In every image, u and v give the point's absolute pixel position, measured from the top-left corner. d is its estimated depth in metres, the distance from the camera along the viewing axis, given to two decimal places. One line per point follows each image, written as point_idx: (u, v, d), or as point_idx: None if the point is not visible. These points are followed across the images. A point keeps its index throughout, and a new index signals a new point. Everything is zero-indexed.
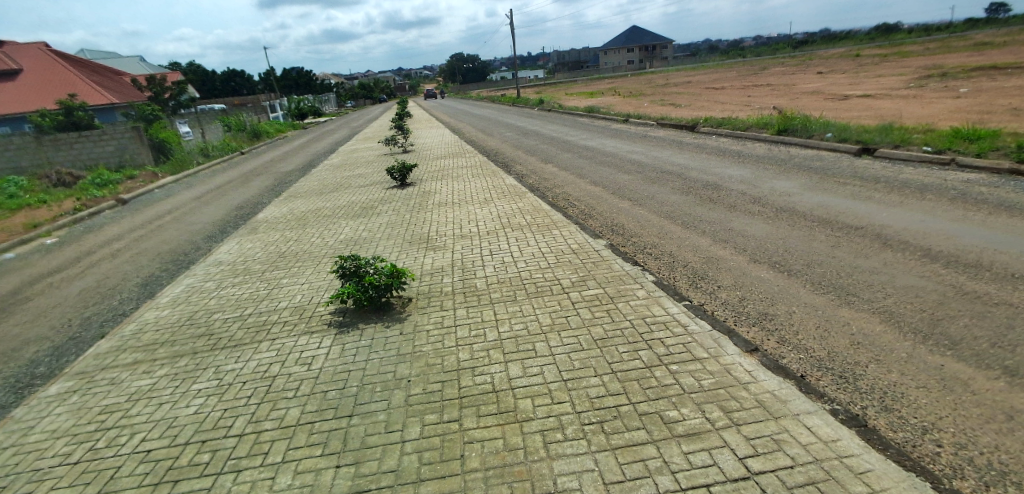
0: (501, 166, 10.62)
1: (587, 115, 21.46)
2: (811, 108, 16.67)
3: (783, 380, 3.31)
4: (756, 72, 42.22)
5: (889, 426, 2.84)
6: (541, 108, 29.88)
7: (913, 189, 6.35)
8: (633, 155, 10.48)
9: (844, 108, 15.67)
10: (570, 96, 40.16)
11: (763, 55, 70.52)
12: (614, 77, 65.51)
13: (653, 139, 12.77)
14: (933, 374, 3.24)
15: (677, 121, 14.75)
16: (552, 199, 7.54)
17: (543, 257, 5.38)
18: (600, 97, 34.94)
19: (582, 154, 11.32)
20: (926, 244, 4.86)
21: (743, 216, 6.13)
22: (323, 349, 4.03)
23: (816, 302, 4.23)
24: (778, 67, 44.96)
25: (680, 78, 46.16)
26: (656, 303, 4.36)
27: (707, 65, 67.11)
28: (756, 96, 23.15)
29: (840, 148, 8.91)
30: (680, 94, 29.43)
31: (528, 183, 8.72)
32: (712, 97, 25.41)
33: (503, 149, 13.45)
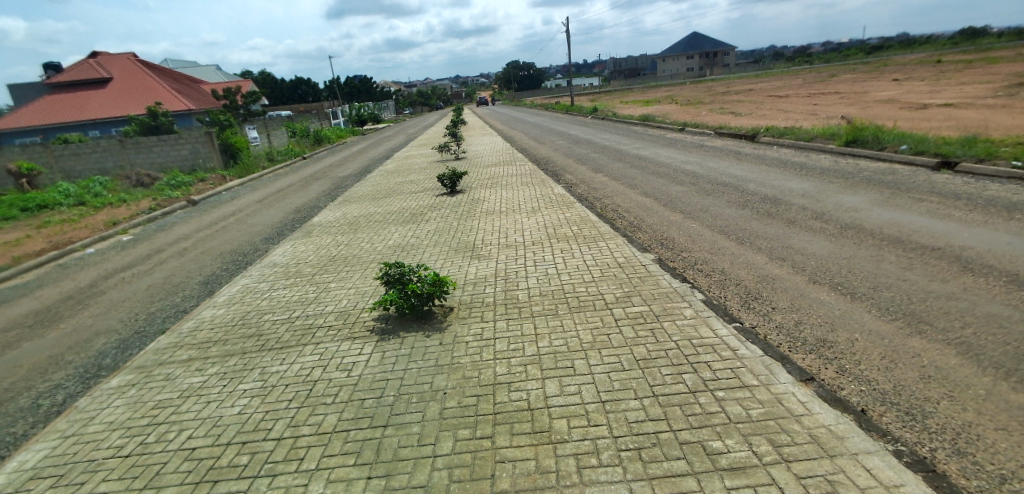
0: (549, 175, 10.54)
1: (641, 124, 21.01)
2: (885, 118, 15.55)
3: (841, 414, 3.06)
4: (822, 80, 40.07)
5: (962, 472, 2.56)
6: (592, 116, 29.58)
7: (999, 207, 5.77)
8: (686, 166, 10.13)
9: (923, 118, 14.51)
10: (622, 105, 39.71)
11: (831, 61, 66.72)
12: (669, 85, 63.94)
13: (708, 148, 12.32)
14: (1018, 415, 2.90)
15: (735, 130, 14.16)
16: (600, 210, 7.39)
17: (587, 270, 5.27)
18: (654, 105, 34.25)
19: (633, 164, 11.07)
20: (1013, 268, 4.38)
21: (804, 232, 5.77)
22: (364, 355, 4.13)
23: (882, 330, 3.89)
24: (848, 74, 42.40)
25: (739, 86, 44.42)
26: (704, 324, 4.16)
27: (769, 72, 64.37)
28: (823, 105, 21.86)
29: (915, 161, 8.22)
30: (741, 102, 28.42)
31: (576, 193, 8.61)
32: (776, 105, 24.24)
33: (551, 158, 13.38)
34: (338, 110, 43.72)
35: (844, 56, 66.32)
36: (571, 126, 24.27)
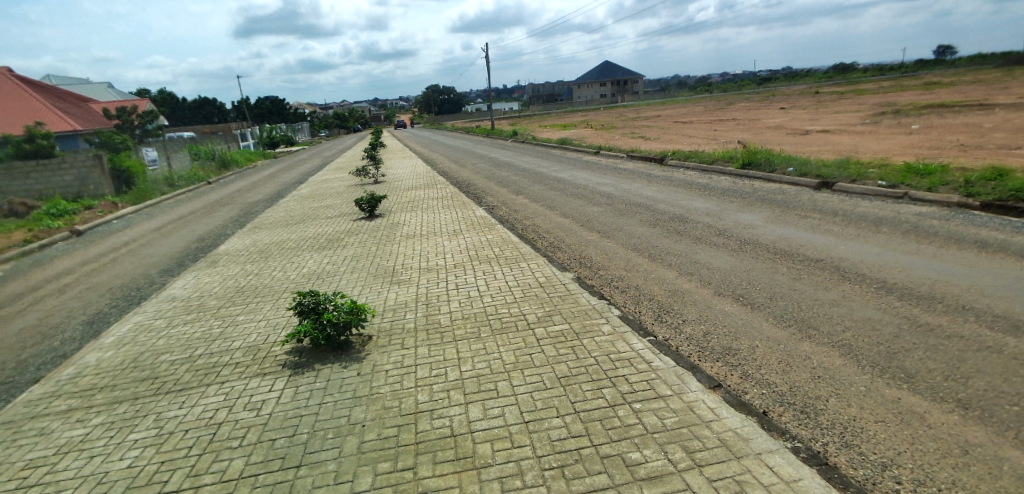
0: (471, 198, 10.59)
1: (561, 147, 21.78)
2: (774, 142, 17.26)
3: (746, 417, 3.27)
4: (722, 107, 43.87)
5: (850, 463, 2.82)
6: (514, 139, 30.32)
7: (868, 222, 6.54)
8: (602, 187, 10.59)
9: (805, 143, 16.25)
10: (543, 128, 41.09)
11: (730, 90, 73.32)
12: (587, 110, 67.12)
13: (621, 171, 12.96)
14: (891, 408, 3.26)
15: (647, 153, 15.06)
16: (521, 231, 7.52)
17: (509, 291, 5.29)
18: (570, 129, 35.77)
19: (553, 185, 11.40)
20: (882, 275, 4.95)
21: (709, 248, 6.19)
22: (275, 392, 3.86)
23: (779, 336, 4.22)
24: (743, 102, 46.73)
25: (649, 113, 47.55)
26: (621, 339, 4.30)
27: (676, 100, 69.49)
28: (722, 130, 23.89)
29: (801, 182, 9.13)
30: (650, 127, 30.40)
31: (497, 215, 8.72)
32: (681, 130, 26.16)
33: (474, 180, 13.47)
34: (252, 132, 41.57)
35: (741, 85, 73.06)
36: (493, 149, 24.65)
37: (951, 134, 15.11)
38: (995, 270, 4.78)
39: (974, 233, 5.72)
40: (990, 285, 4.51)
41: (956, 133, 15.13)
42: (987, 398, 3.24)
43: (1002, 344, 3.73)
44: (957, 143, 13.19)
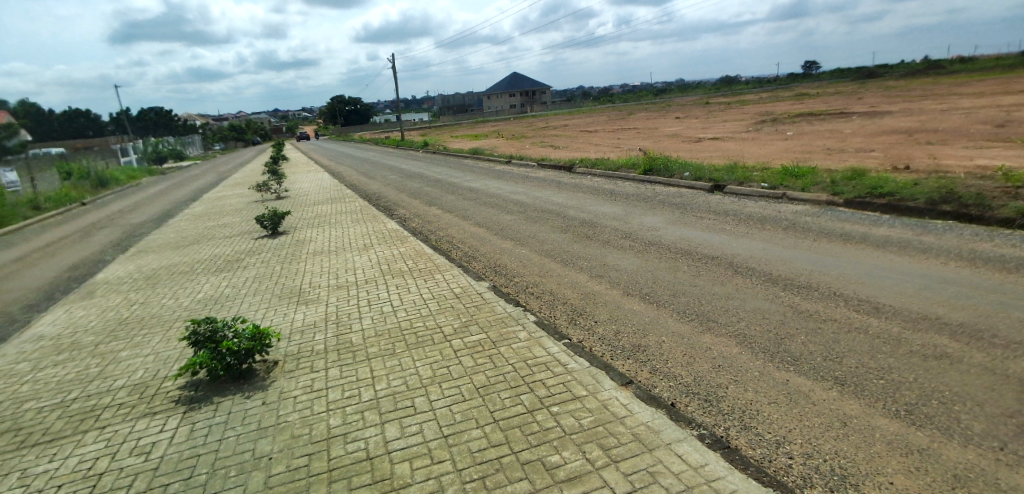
0: (383, 210, 10.35)
1: (475, 156, 21.94)
2: (672, 149, 18.54)
3: (656, 409, 3.44)
4: (627, 117, 46.46)
5: (749, 444, 3.05)
6: (427, 148, 30.11)
7: (754, 221, 7.18)
8: (515, 195, 10.79)
9: (698, 149, 17.62)
10: (456, 138, 41.17)
11: (635, 100, 77.97)
12: (502, 121, 68.26)
13: (533, 179, 13.26)
14: (782, 389, 3.58)
15: (556, 161, 15.56)
16: (434, 242, 7.46)
17: (424, 304, 5.20)
18: (483, 139, 36.20)
19: (466, 195, 11.42)
20: (767, 269, 5.44)
21: (617, 250, 6.48)
22: (167, 432, 3.50)
23: (682, 330, 4.48)
24: (646, 112, 49.78)
25: (559, 122, 49.28)
26: (537, 344, 4.37)
27: (587, 110, 72.65)
28: (626, 139, 25.30)
29: (696, 186, 9.86)
30: (559, 136, 31.49)
31: (410, 227, 8.58)
32: (588, 139, 27.33)
33: (388, 193, 13.17)
34: (138, 146, 37.81)
35: (646, 96, 77.92)
36: (407, 161, 24.29)
37: (818, 140, 17.08)
38: (857, 259, 5.42)
39: (840, 227, 6.47)
40: (855, 272, 5.12)
41: (822, 139, 17.13)
42: (858, 374, 3.66)
43: (867, 324, 4.24)
44: (823, 147, 14.92)
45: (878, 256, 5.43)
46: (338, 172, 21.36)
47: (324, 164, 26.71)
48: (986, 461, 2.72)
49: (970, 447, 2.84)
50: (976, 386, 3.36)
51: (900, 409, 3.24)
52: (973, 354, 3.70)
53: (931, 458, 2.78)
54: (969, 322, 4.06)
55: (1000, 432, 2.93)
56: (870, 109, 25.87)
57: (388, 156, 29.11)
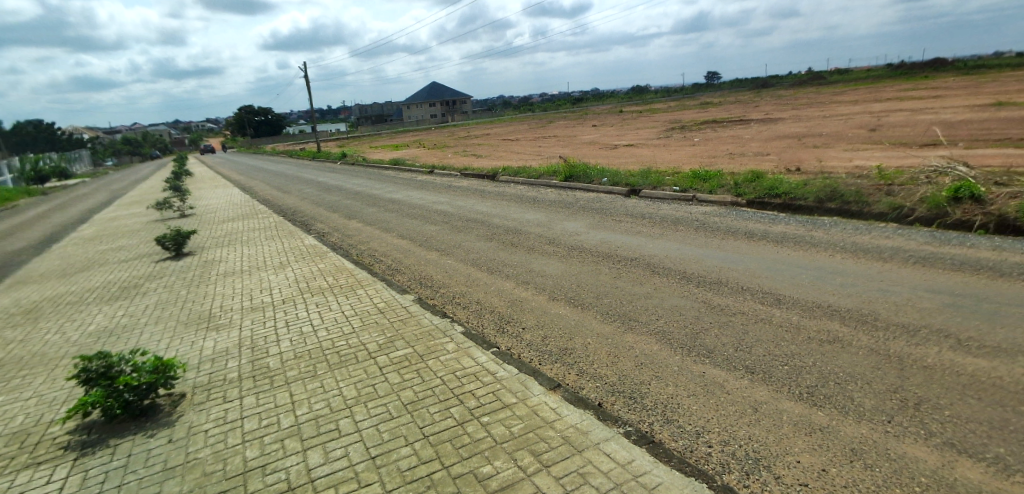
0: (300, 226, 9.90)
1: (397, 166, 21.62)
2: (590, 156, 19.22)
3: (584, 411, 3.52)
4: (550, 124, 47.66)
5: (672, 436, 3.20)
6: (348, 159, 29.28)
7: (668, 222, 7.58)
8: (438, 206, 10.72)
9: (614, 156, 18.39)
10: (379, 149, 40.34)
11: (560, 108, 80.34)
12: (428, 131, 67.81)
13: (456, 188, 13.24)
14: (699, 381, 3.78)
15: (479, 170, 15.66)
16: (356, 257, 7.25)
17: (347, 321, 5.02)
18: (406, 149, 35.77)
19: (389, 207, 11.20)
20: (681, 267, 5.76)
21: (541, 256, 6.60)
22: (54, 483, 3.11)
23: (606, 331, 4.62)
24: (568, 119, 51.34)
25: (482, 131, 49.67)
26: (465, 355, 4.34)
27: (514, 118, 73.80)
28: (547, 146, 25.94)
29: (613, 190, 10.26)
30: (482, 145, 31.77)
31: (329, 242, 8.28)
32: (510, 147, 27.76)
33: (306, 207, 12.62)
34: (14, 164, 33.77)
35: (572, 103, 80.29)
36: (328, 173, 23.44)
37: (721, 145, 18.42)
38: (759, 254, 5.87)
39: (743, 225, 6.99)
40: (758, 266, 5.53)
41: (725, 144, 18.48)
42: (765, 362, 3.94)
43: (770, 314, 4.58)
44: (726, 152, 16.09)
45: (777, 250, 5.92)
46: (253, 186, 20.16)
47: (238, 178, 25.13)
48: (876, 433, 3.02)
49: (862, 422, 3.14)
50: (864, 366, 3.73)
51: (802, 392, 3.52)
52: (860, 336, 4.10)
53: (831, 434, 3.05)
54: (855, 308, 4.51)
55: (886, 406, 3.27)
56: (766, 116, 28.28)
57: (307, 168, 27.91)
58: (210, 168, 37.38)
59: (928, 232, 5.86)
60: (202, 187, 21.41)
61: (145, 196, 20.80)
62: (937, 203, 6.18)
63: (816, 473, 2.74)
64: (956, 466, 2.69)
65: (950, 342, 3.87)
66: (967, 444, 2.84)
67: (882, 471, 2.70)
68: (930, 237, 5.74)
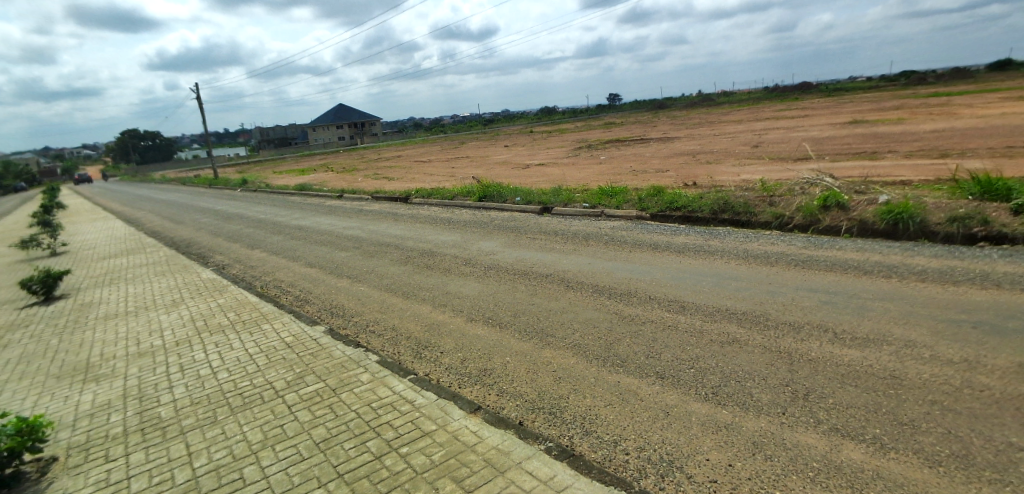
0: (196, 259, 9.18)
1: (306, 189, 20.77)
2: (503, 176, 19.58)
3: (505, 431, 3.52)
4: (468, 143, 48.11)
5: (591, 448, 3.27)
6: (251, 184, 27.73)
7: (580, 238, 7.86)
8: (348, 231, 10.40)
9: (526, 175, 18.86)
10: (289, 172, 38.64)
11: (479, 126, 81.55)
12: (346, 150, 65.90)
13: (368, 212, 12.92)
14: (614, 391, 3.91)
15: (391, 193, 15.44)
16: (260, 289, 6.84)
17: (251, 359, 4.71)
18: (314, 173, 34.55)
19: (297, 234, 10.70)
20: (593, 281, 5.98)
21: (456, 277, 6.61)
22: None
23: (524, 348, 4.68)
24: (485, 139, 52.10)
25: (399, 151, 49.09)
26: (381, 384, 4.20)
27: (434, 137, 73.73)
28: (461, 167, 26.15)
29: (526, 209, 10.50)
30: (397, 166, 31.42)
31: (230, 275, 7.76)
32: (424, 169, 27.70)
33: (204, 238, 11.72)
34: None
35: (491, 121, 81.30)
36: (231, 199, 21.97)
37: (626, 162, 19.52)
38: (662, 265, 6.24)
39: (648, 238, 7.40)
40: (664, 276, 5.87)
41: (629, 161, 19.63)
42: (673, 366, 4.16)
43: (675, 321, 4.87)
44: (629, 169, 17.06)
45: (679, 260, 6.32)
46: (142, 217, 18.40)
47: (126, 209, 22.86)
48: (773, 425, 3.27)
49: (761, 416, 3.38)
50: (759, 363, 4.05)
51: (708, 393, 3.75)
52: (753, 336, 4.45)
53: (733, 431, 3.26)
54: (748, 310, 4.90)
55: (780, 399, 3.55)
56: (666, 134, 30.46)
57: (207, 195, 26.00)
58: (92, 198, 33.65)
59: (806, 237, 6.55)
60: (78, 221, 19.22)
61: (10, 233, 18.31)
62: (811, 212, 6.94)
63: (723, 469, 2.91)
64: (841, 449, 2.97)
65: (828, 335, 4.30)
66: (847, 428, 3.15)
67: (778, 461, 2.93)
68: (808, 241, 6.40)
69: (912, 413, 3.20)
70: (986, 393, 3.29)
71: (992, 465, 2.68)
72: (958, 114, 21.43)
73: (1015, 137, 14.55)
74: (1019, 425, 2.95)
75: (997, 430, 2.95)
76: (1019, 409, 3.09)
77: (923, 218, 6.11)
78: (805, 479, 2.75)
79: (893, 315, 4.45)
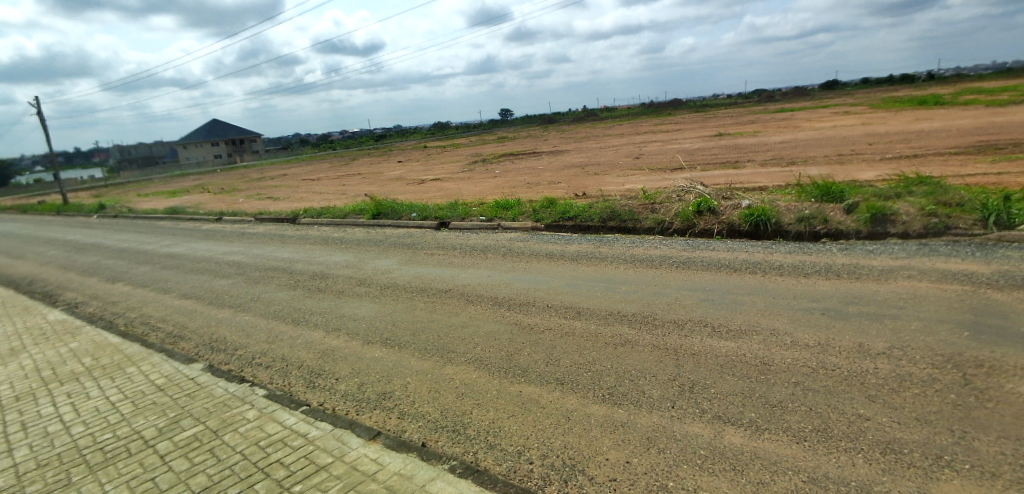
0: (39, 299, 7.96)
1: (179, 212, 18.94)
2: (400, 192, 19.26)
3: (407, 455, 3.37)
4: (366, 159, 46.73)
5: (495, 461, 3.24)
6: (110, 209, 24.63)
7: (478, 251, 7.93)
8: (229, 257, 9.63)
9: (422, 191, 18.69)
10: (159, 195, 34.90)
11: None
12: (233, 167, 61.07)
13: (250, 236, 12.01)
14: (517, 401, 3.92)
15: (278, 214, 14.55)
16: (123, 328, 6.10)
17: (113, 409, 4.15)
18: (188, 195, 31.55)
19: (167, 264, 9.66)
20: (492, 293, 6.06)
21: (352, 299, 6.38)
22: None
23: (425, 367, 4.58)
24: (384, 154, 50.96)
25: (291, 168, 46.39)
26: (270, 420, 3.87)
27: None
28: (355, 184, 25.35)
29: (423, 224, 10.40)
30: (285, 185, 29.73)
31: (84, 314, 6.83)
32: (314, 187, 26.49)
33: (49, 274, 10.15)
34: None
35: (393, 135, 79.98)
36: (85, 228, 19.26)
37: (522, 175, 20.13)
38: (558, 273, 6.48)
39: (544, 248, 7.65)
40: (560, 284, 6.09)
41: (525, 174, 20.26)
42: (572, 371, 4.28)
43: (573, 327, 5.04)
44: (525, 182, 17.59)
45: (573, 268, 6.60)
46: None
47: None
48: (665, 419, 3.48)
49: (654, 411, 3.58)
50: (650, 361, 4.30)
51: (605, 393, 3.90)
52: (644, 336, 4.73)
53: (630, 428, 3.42)
54: (638, 311, 5.21)
55: (669, 393, 3.79)
56: (560, 147, 31.88)
57: (54, 224, 22.53)
58: None
59: (685, 240, 7.14)
60: None
61: None
62: (687, 217, 7.59)
63: (622, 466, 3.04)
64: (724, 434, 3.23)
65: (708, 330, 4.69)
66: (729, 414, 3.43)
67: (671, 452, 3.11)
68: (686, 244, 7.00)
69: (781, 395, 3.58)
70: (836, 372, 3.77)
71: (846, 436, 3.05)
72: (802, 127, 24.79)
73: (843, 146, 17.15)
74: (864, 398, 3.41)
75: (848, 404, 3.39)
76: (862, 384, 3.58)
77: (778, 219, 6.95)
78: (696, 466, 2.96)
79: (761, 307, 4.96)
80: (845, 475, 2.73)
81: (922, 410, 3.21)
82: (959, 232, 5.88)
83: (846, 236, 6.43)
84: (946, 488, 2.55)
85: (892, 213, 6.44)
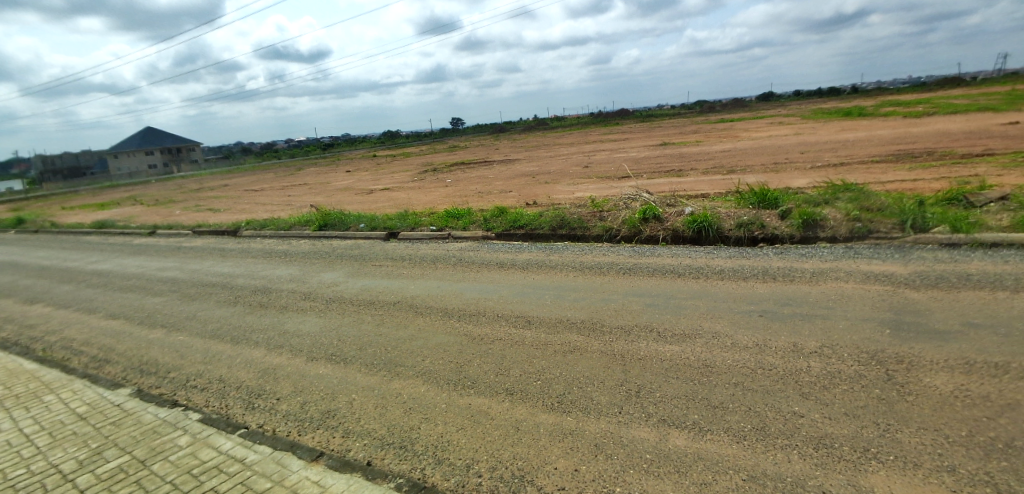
0: None
1: (109, 226, 17.80)
2: (349, 202, 18.86)
3: (351, 475, 3.29)
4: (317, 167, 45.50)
5: (444, 476, 3.21)
6: (30, 224, 22.80)
7: (427, 262, 7.85)
8: (163, 272, 9.13)
9: (373, 200, 18.35)
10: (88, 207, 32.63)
11: None
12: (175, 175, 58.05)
13: (188, 250, 11.43)
14: (467, 413, 3.90)
15: (218, 226, 13.92)
16: (41, 353, 5.67)
17: (26, 442, 3.84)
18: (121, 207, 29.69)
19: (94, 282, 9.06)
20: (441, 304, 6.02)
21: (295, 314, 6.19)
22: None
23: (372, 382, 4.49)
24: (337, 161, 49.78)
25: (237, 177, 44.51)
26: (205, 446, 3.70)
27: None
28: (303, 194, 24.65)
29: (372, 236, 10.21)
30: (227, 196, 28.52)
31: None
32: (259, 197, 25.58)
33: None
34: None
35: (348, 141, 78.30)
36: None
37: (474, 183, 20.14)
38: (507, 282, 6.51)
39: (495, 257, 7.66)
40: (510, 293, 6.12)
41: (478, 182, 20.27)
42: (522, 380, 4.30)
43: (522, 336, 5.07)
44: (477, 190, 17.61)
45: (522, 277, 6.64)
46: None
47: None
48: (613, 425, 3.54)
49: (602, 418, 3.64)
50: (597, 368, 4.37)
51: (554, 402, 3.93)
52: (592, 342, 4.82)
53: (579, 436, 3.46)
54: (586, 318, 5.30)
55: (616, 399, 3.86)
56: (514, 155, 32.09)
57: None
58: None
59: (632, 247, 7.32)
60: None
61: None
62: (634, 224, 7.80)
63: (570, 475, 3.07)
64: (669, 437, 3.33)
65: (653, 335, 4.81)
66: (673, 417, 3.54)
67: (618, 458, 3.17)
68: (633, 250, 7.17)
69: (721, 397, 3.72)
70: (772, 372, 3.95)
71: (782, 433, 3.20)
72: (744, 135, 26.03)
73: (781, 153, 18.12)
74: (797, 395, 3.59)
75: (783, 402, 3.55)
76: (797, 382, 3.76)
77: (719, 225, 7.23)
78: (642, 471, 3.02)
79: (702, 311, 5.14)
80: (780, 472, 2.86)
81: (850, 405, 3.41)
82: (880, 236, 6.30)
83: (781, 240, 6.78)
84: (873, 479, 2.71)
85: (821, 218, 6.83)
